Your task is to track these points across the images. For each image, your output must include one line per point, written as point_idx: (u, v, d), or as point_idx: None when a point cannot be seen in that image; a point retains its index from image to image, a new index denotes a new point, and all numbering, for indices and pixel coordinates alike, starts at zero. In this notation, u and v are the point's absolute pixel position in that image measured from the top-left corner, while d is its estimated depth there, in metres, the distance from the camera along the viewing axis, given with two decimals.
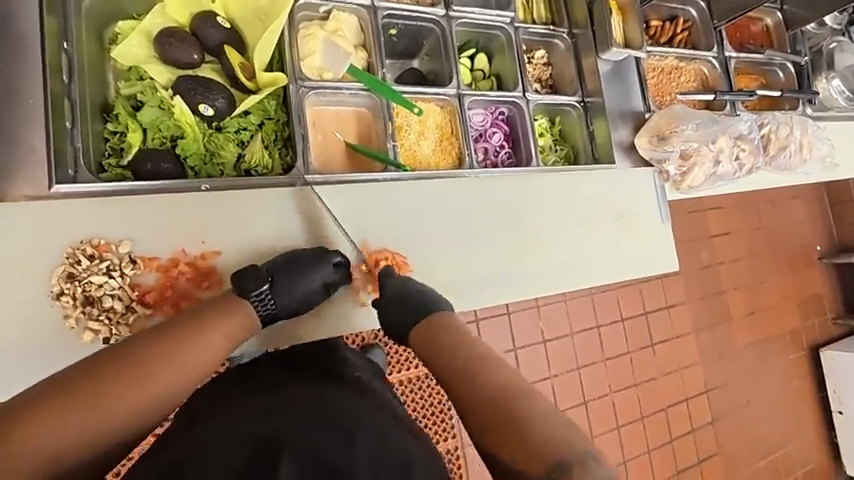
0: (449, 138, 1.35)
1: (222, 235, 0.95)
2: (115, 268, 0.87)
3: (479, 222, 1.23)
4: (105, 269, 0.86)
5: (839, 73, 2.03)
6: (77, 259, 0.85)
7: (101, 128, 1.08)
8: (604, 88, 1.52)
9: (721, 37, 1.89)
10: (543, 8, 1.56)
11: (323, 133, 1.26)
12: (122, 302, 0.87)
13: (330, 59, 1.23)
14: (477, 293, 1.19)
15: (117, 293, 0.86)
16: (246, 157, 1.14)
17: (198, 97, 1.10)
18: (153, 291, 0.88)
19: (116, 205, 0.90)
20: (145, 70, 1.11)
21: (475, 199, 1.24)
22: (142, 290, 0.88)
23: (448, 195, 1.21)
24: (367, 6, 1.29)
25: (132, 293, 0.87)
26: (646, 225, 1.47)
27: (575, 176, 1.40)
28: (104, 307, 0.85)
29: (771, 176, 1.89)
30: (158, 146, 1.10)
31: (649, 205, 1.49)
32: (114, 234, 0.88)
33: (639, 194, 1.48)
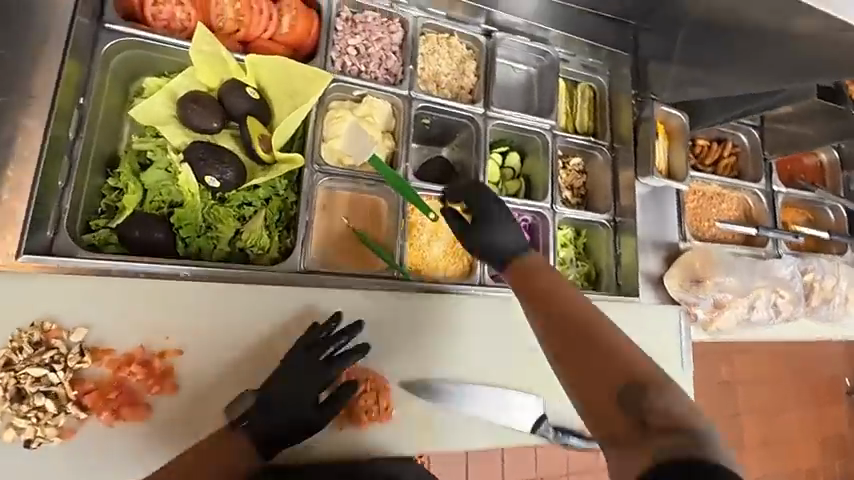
0: (463, 242, 1.25)
1: (189, 332, 0.86)
2: (59, 360, 0.78)
3: (480, 348, 1.10)
4: (48, 361, 0.77)
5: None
6: (20, 345, 0.77)
7: (101, 183, 1.03)
8: (640, 212, 1.43)
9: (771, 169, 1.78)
10: (586, 115, 1.48)
11: (333, 219, 1.18)
12: (57, 401, 0.77)
13: (355, 145, 1.17)
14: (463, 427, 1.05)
15: (53, 390, 0.77)
16: (242, 235, 1.07)
17: (206, 168, 1.04)
18: (95, 391, 0.79)
19: (82, 286, 0.83)
20: (160, 130, 1.07)
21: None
22: (82, 389, 0.79)
23: (450, 313, 1.08)
24: (403, 95, 1.24)
25: (70, 391, 0.78)
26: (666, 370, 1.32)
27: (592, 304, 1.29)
28: (34, 406, 0.76)
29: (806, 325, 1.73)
30: (154, 211, 1.04)
31: (672, 347, 1.35)
32: (70, 319, 0.81)
33: (662, 334, 1.34)
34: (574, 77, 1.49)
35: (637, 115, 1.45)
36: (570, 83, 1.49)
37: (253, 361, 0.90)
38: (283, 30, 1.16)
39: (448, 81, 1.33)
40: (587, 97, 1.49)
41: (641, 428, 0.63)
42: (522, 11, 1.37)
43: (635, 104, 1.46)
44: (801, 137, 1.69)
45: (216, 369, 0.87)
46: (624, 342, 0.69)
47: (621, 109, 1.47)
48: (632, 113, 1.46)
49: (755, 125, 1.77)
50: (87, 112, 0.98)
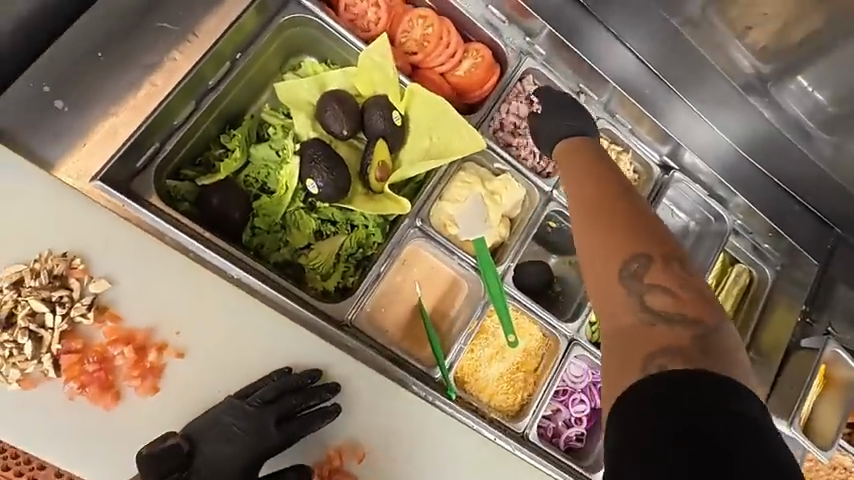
0: (526, 375, 1.05)
1: (201, 338, 0.74)
2: (66, 303, 0.71)
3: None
4: (56, 299, 0.71)
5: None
6: (41, 269, 0.71)
7: (213, 136, 0.96)
8: None
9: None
10: (730, 304, 1.20)
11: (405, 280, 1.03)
12: (40, 344, 0.70)
13: (469, 219, 1.02)
14: None
15: (42, 332, 0.70)
16: (310, 251, 0.97)
17: (312, 171, 0.94)
18: (78, 352, 0.70)
19: (128, 238, 0.75)
20: (292, 113, 1.00)
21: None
22: (69, 344, 0.70)
23: (473, 457, 0.88)
24: (544, 191, 1.08)
25: (56, 341, 0.70)
26: None
27: None
28: (16, 339, 0.69)
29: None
30: (244, 186, 0.97)
31: None
32: (99, 265, 0.73)
33: None
34: (736, 255, 1.22)
35: (794, 339, 1.17)
36: (728, 259, 1.23)
37: None
38: (458, 72, 1.06)
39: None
40: (739, 285, 1.22)
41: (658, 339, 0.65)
42: (717, 160, 1.15)
43: (796, 320, 1.19)
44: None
45: (204, 392, 0.74)
46: (687, 258, 0.70)
47: (775, 317, 1.19)
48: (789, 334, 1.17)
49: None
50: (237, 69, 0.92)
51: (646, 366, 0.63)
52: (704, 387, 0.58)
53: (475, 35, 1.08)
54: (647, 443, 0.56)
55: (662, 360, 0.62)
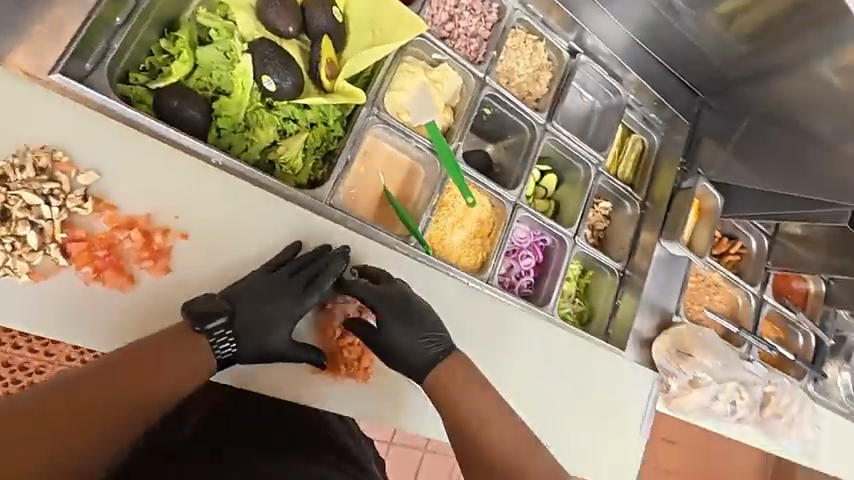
0: (483, 239, 1.24)
1: (198, 219, 0.89)
2: (57, 194, 0.81)
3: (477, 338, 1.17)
4: (45, 190, 0.81)
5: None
6: (19, 165, 0.80)
7: (153, 40, 0.94)
8: (651, 274, 1.43)
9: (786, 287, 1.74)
10: (628, 167, 1.49)
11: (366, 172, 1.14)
12: (40, 235, 0.80)
13: (419, 106, 1.14)
14: (424, 406, 1.05)
15: (40, 223, 0.81)
16: (278, 149, 1.02)
17: (267, 67, 0.98)
18: (83, 239, 0.83)
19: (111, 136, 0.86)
20: (234, 14, 1.00)
21: (468, 309, 1.16)
22: (71, 232, 0.83)
23: (441, 296, 1.11)
24: (478, 77, 1.21)
25: (57, 231, 0.81)
26: (620, 426, 1.36)
27: (579, 341, 1.32)
28: (13, 231, 0.79)
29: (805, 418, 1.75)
30: (198, 90, 0.97)
31: (634, 408, 1.38)
32: (84, 161, 0.84)
33: (629, 392, 1.38)
34: (632, 126, 1.49)
35: (677, 183, 1.48)
36: (626, 131, 1.50)
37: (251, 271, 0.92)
38: None
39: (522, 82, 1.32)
40: (635, 148, 1.51)
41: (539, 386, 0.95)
42: (610, 42, 1.37)
43: (678, 171, 1.47)
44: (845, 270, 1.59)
45: (213, 265, 0.90)
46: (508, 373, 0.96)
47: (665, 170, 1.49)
48: (673, 180, 1.47)
49: (767, 233, 1.69)
50: None
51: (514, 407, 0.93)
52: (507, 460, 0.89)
53: None
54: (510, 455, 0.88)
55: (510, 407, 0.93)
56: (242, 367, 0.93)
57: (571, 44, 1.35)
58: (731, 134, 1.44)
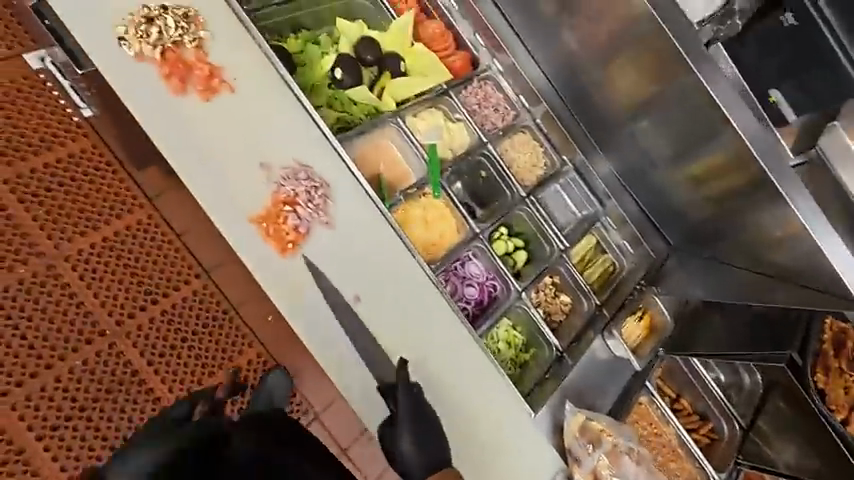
0: (440, 245, 1.41)
1: (244, 91, 1.12)
2: (180, 28, 1.09)
3: (479, 430, 1.16)
4: (175, 20, 1.08)
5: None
6: (164, 14, 1.08)
7: (282, 33, 1.44)
8: (564, 342, 1.49)
9: (689, 475, 1.63)
10: (596, 275, 1.65)
11: (136, 38, 1.03)
12: (157, 38, 1.05)
13: (227, 45, 1.14)
14: (257, 254, 1.03)
15: (164, 32, 1.06)
16: (321, 111, 1.38)
17: (342, 70, 1.45)
18: (175, 54, 1.06)
19: (226, 20, 1.16)
20: (340, 43, 1.50)
21: (322, 162, 1.17)
22: (176, 51, 1.07)
23: (322, 147, 1.18)
24: (482, 142, 1.59)
25: (168, 45, 1.06)
26: (461, 437, 1.13)
27: (461, 341, 1.21)
28: (147, 28, 1.04)
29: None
30: (294, 60, 1.41)
31: (488, 425, 1.17)
32: (208, 21, 1.13)
33: (475, 405, 1.18)
34: (606, 245, 1.71)
35: (628, 295, 1.58)
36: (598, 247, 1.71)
37: (198, 137, 1.04)
38: (448, 60, 1.63)
39: (480, 112, 1.63)
40: (602, 267, 1.68)
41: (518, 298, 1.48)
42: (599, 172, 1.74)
43: (637, 289, 1.59)
44: (807, 466, 1.61)
45: (200, 137, 1.04)
46: (503, 279, 1.48)
47: (636, 301, 1.57)
48: (627, 291, 1.59)
49: (743, 424, 1.71)
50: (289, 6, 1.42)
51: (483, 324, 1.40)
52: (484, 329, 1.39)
53: (464, 49, 1.67)
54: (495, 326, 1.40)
55: (503, 300, 1.47)
56: (189, 165, 1.02)
57: (527, 113, 1.71)
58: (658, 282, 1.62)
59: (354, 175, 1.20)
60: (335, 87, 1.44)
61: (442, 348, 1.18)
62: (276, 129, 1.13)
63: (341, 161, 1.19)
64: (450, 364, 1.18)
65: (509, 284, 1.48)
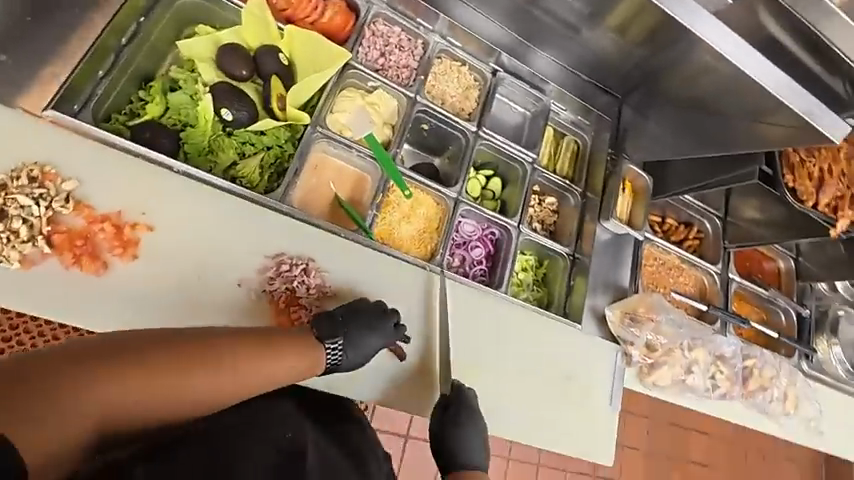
0: (432, 232, 1.37)
1: (163, 215, 0.99)
2: (45, 197, 0.92)
3: (548, 361, 1.34)
4: (36, 194, 0.92)
5: (843, 343, 2.01)
6: (19, 176, 0.93)
7: (132, 92, 1.16)
8: (574, 244, 1.56)
9: (700, 282, 1.87)
10: (567, 164, 1.66)
11: (10, 246, 0.88)
12: (30, 229, 0.90)
13: (105, 186, 0.97)
14: None
15: (31, 218, 0.91)
16: (237, 167, 1.18)
17: (224, 103, 1.18)
18: (65, 234, 0.92)
19: (85, 152, 0.98)
20: (198, 66, 1.22)
21: (288, 236, 1.09)
22: (55, 228, 0.92)
23: (274, 223, 1.09)
24: (410, 97, 1.42)
25: (45, 226, 0.91)
26: (537, 376, 1.31)
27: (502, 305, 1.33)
28: (10, 226, 0.89)
29: (717, 404, 1.61)
30: (169, 125, 1.16)
31: (553, 353, 1.35)
32: (68, 171, 0.96)
33: (537, 346, 1.34)
34: (562, 129, 1.68)
35: (609, 171, 1.61)
36: (557, 134, 1.68)
37: (160, 297, 0.95)
38: (323, 19, 1.36)
39: (387, 66, 1.43)
40: (570, 151, 1.68)
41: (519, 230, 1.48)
42: (530, 62, 1.60)
43: (610, 163, 1.62)
44: None
45: (158, 293, 0.96)
46: (497, 223, 1.47)
47: (617, 173, 1.60)
48: (606, 168, 1.61)
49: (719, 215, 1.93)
50: (123, 58, 1.13)
51: (502, 274, 1.43)
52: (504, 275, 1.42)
53: None
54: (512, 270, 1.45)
55: (507, 241, 1.47)
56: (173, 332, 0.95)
57: (434, 35, 1.51)
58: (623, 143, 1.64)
59: (324, 227, 1.15)
60: (232, 130, 1.20)
61: (489, 324, 1.30)
62: (221, 235, 1.03)
63: (295, 222, 1.11)
64: (504, 330, 1.31)
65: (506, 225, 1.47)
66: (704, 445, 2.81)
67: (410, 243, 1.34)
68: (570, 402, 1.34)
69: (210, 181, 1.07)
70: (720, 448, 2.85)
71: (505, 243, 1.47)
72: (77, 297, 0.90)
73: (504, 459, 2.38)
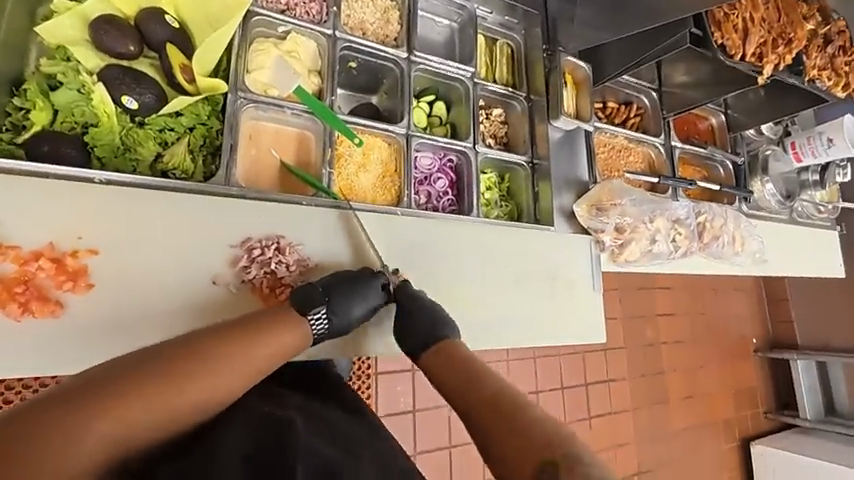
0: (391, 175, 1.32)
1: (105, 235, 0.88)
2: None
3: (531, 271, 1.40)
4: None
5: (773, 179, 2.22)
6: None
7: (7, 102, 0.99)
8: (531, 151, 1.56)
9: (648, 158, 1.95)
10: (504, 70, 1.62)
11: None
12: None
13: (23, 220, 0.84)
14: None
15: None
16: (163, 158, 1.05)
17: (123, 88, 1.02)
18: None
19: None
20: (73, 52, 1.04)
21: (244, 220, 1.01)
22: None
23: (226, 210, 1.00)
24: (328, 34, 1.28)
25: None
26: (523, 287, 1.38)
27: (479, 228, 1.35)
28: None
29: (680, 262, 1.78)
30: (66, 130, 1.01)
31: (534, 260, 1.41)
32: None
33: (518, 258, 1.38)
34: (492, 34, 1.62)
35: (548, 67, 1.57)
36: (489, 40, 1.62)
37: (133, 320, 0.88)
38: None
39: (292, 4, 1.28)
40: (505, 56, 1.63)
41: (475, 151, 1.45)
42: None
43: (548, 58, 1.58)
44: None
45: (129, 316, 0.88)
46: (453, 150, 1.44)
47: (559, 68, 1.56)
48: (544, 66, 1.58)
49: (654, 88, 1.98)
50: None
51: (470, 200, 1.43)
52: (472, 201, 1.42)
53: None
54: (478, 193, 1.45)
55: (465, 165, 1.45)
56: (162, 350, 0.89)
57: None
58: (556, 36, 1.60)
59: (280, 201, 1.07)
60: (143, 119, 1.06)
61: (472, 251, 1.32)
62: (177, 238, 0.94)
63: (251, 202, 1.03)
64: (487, 252, 1.34)
65: (462, 150, 1.44)
66: (669, 299, 3.16)
67: (373, 194, 1.30)
68: (557, 301, 1.42)
69: (140, 183, 0.95)
70: (682, 298, 3.22)
71: (465, 168, 1.45)
72: (42, 346, 0.81)
73: (504, 363, 2.59)
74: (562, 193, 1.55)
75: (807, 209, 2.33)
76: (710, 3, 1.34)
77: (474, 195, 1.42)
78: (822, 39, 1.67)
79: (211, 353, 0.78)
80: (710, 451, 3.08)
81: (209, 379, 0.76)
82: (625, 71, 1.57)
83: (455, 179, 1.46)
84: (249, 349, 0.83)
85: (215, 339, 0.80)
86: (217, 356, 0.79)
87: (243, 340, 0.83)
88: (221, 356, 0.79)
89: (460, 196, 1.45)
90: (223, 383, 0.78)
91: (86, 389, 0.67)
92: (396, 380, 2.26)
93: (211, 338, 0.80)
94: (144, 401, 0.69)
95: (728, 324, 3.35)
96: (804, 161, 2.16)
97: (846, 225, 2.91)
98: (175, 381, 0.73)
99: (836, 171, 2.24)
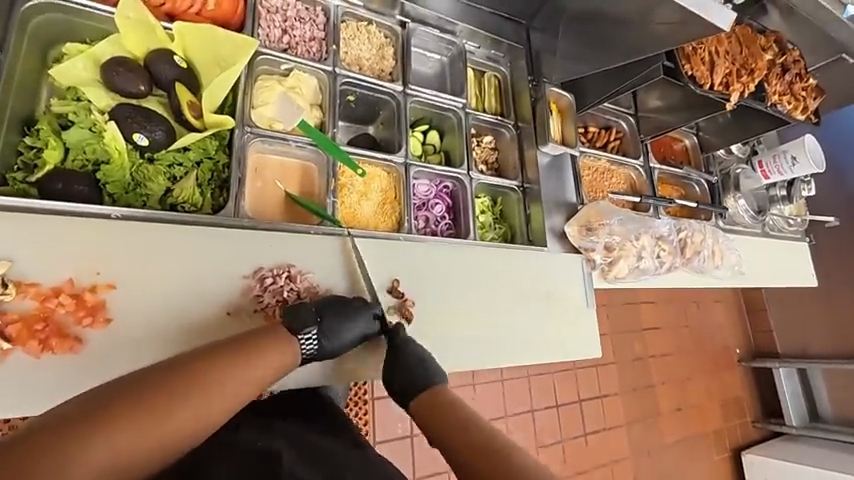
0: (391, 202, 1.37)
1: (121, 269, 0.90)
2: None
3: (527, 290, 1.45)
4: None
5: (745, 196, 2.36)
6: None
7: (18, 141, 1.02)
8: (523, 175, 1.64)
9: (629, 179, 2.06)
10: (493, 100, 1.72)
11: None
12: None
13: (41, 255, 0.85)
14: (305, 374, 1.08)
15: None
16: (173, 192, 1.08)
17: (134, 126, 1.05)
18: (20, 321, 0.81)
19: (3, 221, 0.85)
20: (84, 92, 1.08)
21: (246, 248, 1.03)
22: (6, 319, 0.81)
23: (234, 241, 1.02)
24: (328, 70, 1.35)
25: None
26: (521, 307, 1.43)
27: (477, 250, 1.41)
28: None
29: (665, 277, 1.86)
30: (77, 168, 1.03)
31: (530, 279, 1.47)
32: None
33: (515, 277, 1.44)
34: (480, 67, 1.73)
35: (534, 97, 1.68)
36: (478, 73, 1.73)
37: (149, 353, 0.89)
38: (209, 7, 1.23)
39: (294, 42, 1.34)
40: (492, 86, 1.73)
41: (470, 177, 1.52)
42: (431, 6, 1.59)
43: (534, 89, 1.68)
44: None
45: (145, 348, 0.89)
46: (448, 177, 1.51)
47: (545, 97, 1.67)
48: (530, 96, 1.68)
49: (631, 113, 2.11)
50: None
51: (466, 224, 1.48)
52: (468, 225, 1.48)
53: None
54: (474, 218, 1.51)
55: (461, 191, 1.51)
56: None
57: None
58: (539, 68, 1.71)
59: (285, 229, 1.11)
60: (152, 155, 1.08)
61: (471, 273, 1.37)
62: (188, 267, 0.96)
63: (260, 231, 1.06)
64: (485, 273, 1.39)
65: (457, 177, 1.51)
66: (654, 312, 3.26)
67: (375, 221, 1.34)
68: (553, 318, 1.47)
69: (149, 215, 0.98)
70: (667, 311, 3.32)
71: (460, 193, 1.52)
72: (62, 381, 0.82)
73: (500, 382, 2.61)
74: (553, 214, 1.63)
75: (778, 222, 2.47)
76: (679, 39, 1.46)
77: (469, 219, 1.48)
78: (779, 68, 1.82)
79: (204, 369, 0.76)
80: (704, 462, 3.12)
81: (206, 396, 0.73)
82: (606, 99, 1.69)
83: (452, 204, 1.52)
84: (242, 365, 0.81)
85: (207, 356, 0.78)
86: (213, 374, 0.76)
87: (235, 357, 0.81)
88: (214, 373, 0.76)
89: (457, 221, 1.50)
90: (219, 401, 0.75)
91: (73, 412, 0.63)
92: (393, 404, 2.26)
93: (203, 356, 0.78)
94: (138, 424, 0.65)
95: (712, 334, 3.46)
96: (772, 178, 2.33)
97: (813, 235, 3.09)
98: (171, 401, 0.69)
99: (802, 187, 2.38)
